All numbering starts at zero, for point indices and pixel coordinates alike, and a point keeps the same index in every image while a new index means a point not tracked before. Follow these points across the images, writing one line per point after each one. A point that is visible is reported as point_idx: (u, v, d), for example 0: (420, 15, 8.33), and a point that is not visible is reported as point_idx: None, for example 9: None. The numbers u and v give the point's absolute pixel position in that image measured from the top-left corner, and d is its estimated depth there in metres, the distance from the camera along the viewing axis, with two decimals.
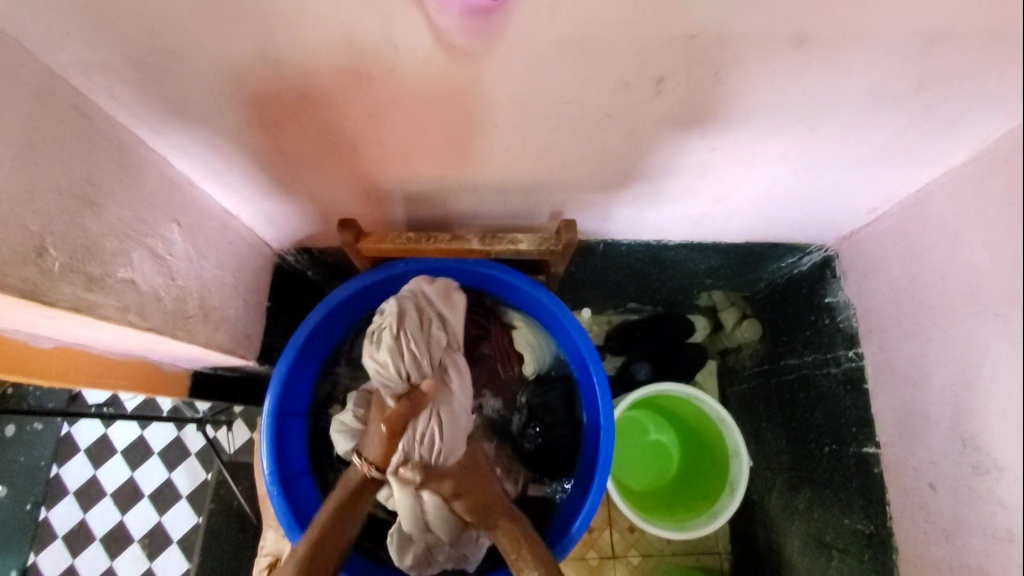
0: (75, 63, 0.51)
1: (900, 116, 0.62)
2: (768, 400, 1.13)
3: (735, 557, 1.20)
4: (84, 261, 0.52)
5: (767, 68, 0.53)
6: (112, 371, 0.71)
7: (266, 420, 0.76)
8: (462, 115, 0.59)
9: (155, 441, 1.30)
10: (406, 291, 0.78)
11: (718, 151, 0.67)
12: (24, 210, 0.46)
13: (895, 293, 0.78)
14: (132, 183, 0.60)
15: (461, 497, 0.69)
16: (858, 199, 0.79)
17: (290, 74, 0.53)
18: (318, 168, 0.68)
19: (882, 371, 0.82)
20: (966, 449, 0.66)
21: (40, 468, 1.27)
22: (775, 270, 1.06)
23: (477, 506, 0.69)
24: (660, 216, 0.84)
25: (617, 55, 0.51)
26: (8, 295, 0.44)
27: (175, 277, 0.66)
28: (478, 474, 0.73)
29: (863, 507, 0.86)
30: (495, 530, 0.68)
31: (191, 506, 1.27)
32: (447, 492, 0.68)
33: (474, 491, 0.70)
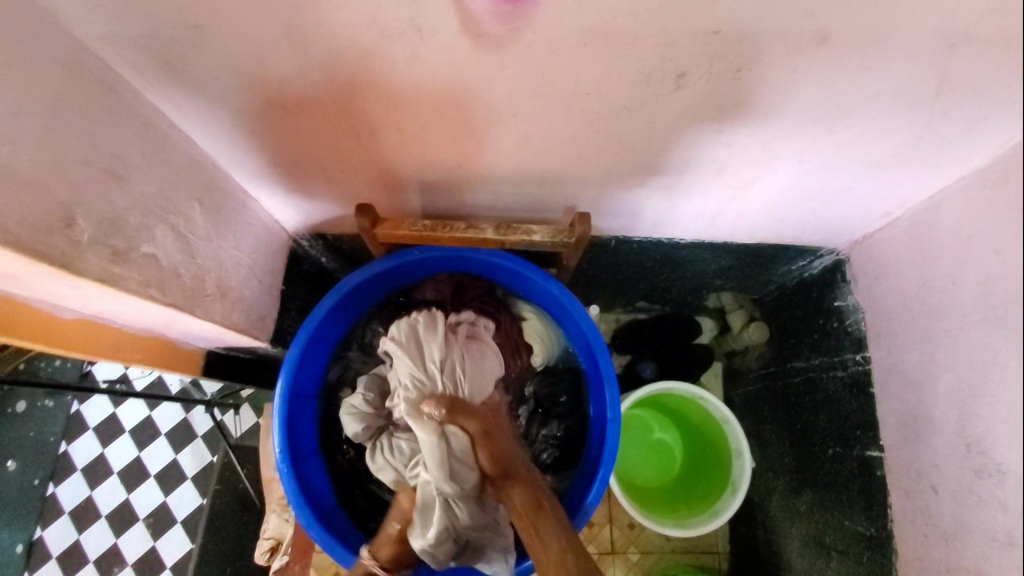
0: (108, 39, 0.52)
1: (918, 119, 0.62)
2: (773, 402, 1.13)
3: (735, 557, 1.20)
4: (109, 233, 0.54)
5: (786, 65, 0.54)
6: (128, 345, 0.72)
7: (277, 400, 0.77)
8: (483, 104, 0.60)
9: (162, 421, 1.32)
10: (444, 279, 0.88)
11: (733, 149, 0.68)
12: (55, 180, 0.47)
13: (905, 297, 0.78)
14: (158, 160, 0.61)
15: (488, 440, 0.75)
16: (870, 203, 0.80)
17: (318, 58, 0.54)
18: (339, 153, 0.70)
19: (888, 375, 0.82)
20: (970, 453, 0.67)
21: (49, 444, 1.28)
22: (785, 273, 1.07)
23: (500, 453, 0.74)
24: (674, 213, 0.85)
25: (639, 48, 0.52)
26: (38, 262, 0.46)
27: (194, 254, 0.67)
28: (504, 426, 0.79)
29: (864, 510, 0.86)
30: (512, 486, 0.73)
31: (195, 488, 1.28)
32: (477, 428, 0.75)
33: (498, 439, 0.76)
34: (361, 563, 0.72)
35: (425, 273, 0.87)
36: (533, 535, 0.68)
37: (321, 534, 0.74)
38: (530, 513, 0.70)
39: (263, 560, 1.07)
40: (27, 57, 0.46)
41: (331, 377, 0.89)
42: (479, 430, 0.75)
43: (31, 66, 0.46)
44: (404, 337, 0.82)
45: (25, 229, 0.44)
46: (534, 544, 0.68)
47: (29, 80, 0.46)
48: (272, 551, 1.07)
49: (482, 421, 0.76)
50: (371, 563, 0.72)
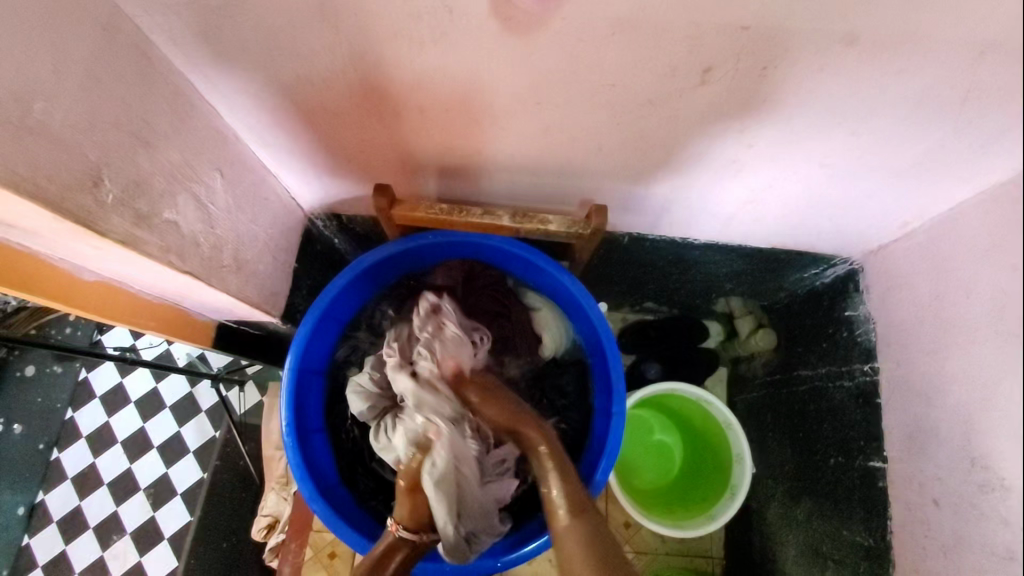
0: (143, 5, 0.53)
1: (943, 128, 0.62)
2: (776, 409, 1.13)
3: (729, 562, 1.20)
4: (134, 196, 0.54)
5: (815, 64, 0.54)
6: (143, 312, 0.73)
7: (285, 375, 0.77)
8: (508, 90, 0.60)
9: (168, 394, 1.34)
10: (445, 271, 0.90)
11: (754, 150, 0.68)
12: (86, 139, 0.48)
13: (918, 309, 0.78)
14: (184, 128, 0.62)
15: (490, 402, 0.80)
16: (888, 211, 0.80)
17: (348, 33, 0.54)
18: (360, 131, 0.70)
19: (896, 386, 0.82)
20: (974, 468, 0.66)
21: (56, 410, 1.30)
22: (797, 280, 1.06)
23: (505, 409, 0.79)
24: (691, 213, 0.85)
25: (668, 39, 0.52)
26: (65, 218, 0.46)
27: (214, 225, 0.68)
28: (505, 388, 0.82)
29: (863, 520, 0.86)
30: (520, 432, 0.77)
31: (197, 461, 1.30)
32: (477, 395, 0.80)
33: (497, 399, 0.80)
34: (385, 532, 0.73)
35: (438, 259, 0.88)
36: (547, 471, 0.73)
37: (324, 508, 0.74)
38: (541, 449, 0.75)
39: (260, 535, 1.08)
40: (66, 15, 0.46)
41: (339, 357, 0.89)
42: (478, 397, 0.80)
43: (68, 25, 0.47)
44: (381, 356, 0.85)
45: (55, 186, 0.45)
46: (547, 483, 0.73)
47: (67, 39, 0.46)
48: (269, 528, 1.09)
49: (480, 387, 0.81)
50: (394, 529, 0.72)
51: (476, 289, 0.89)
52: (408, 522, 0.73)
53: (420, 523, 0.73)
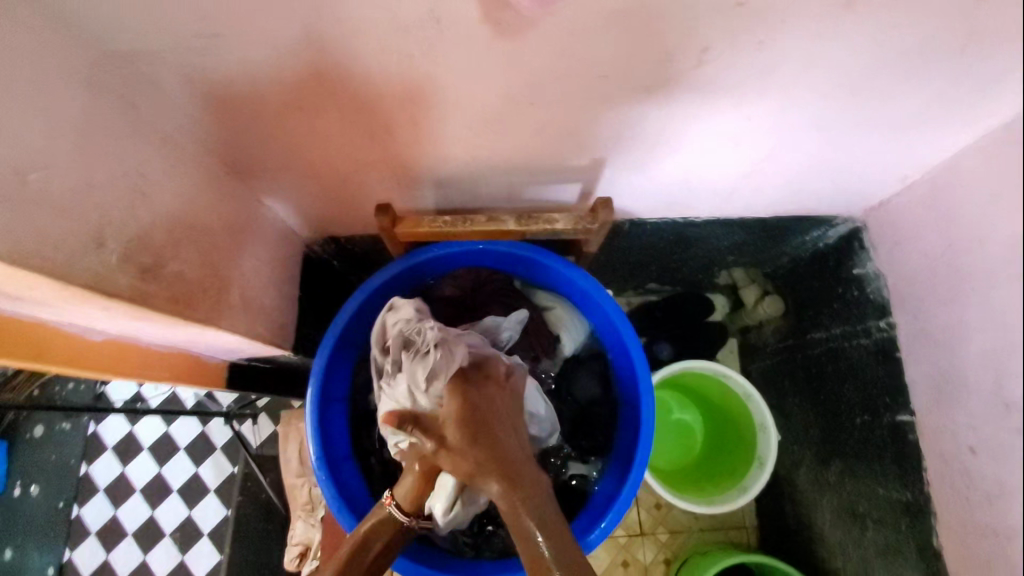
0: (124, 51, 0.51)
1: (939, 78, 0.61)
2: (793, 373, 1.14)
3: (763, 531, 1.21)
4: (138, 251, 0.53)
5: (811, 31, 0.53)
6: (156, 363, 0.71)
7: (309, 408, 0.76)
8: (502, 94, 0.59)
9: (180, 437, 1.31)
10: (400, 306, 0.78)
11: (751, 123, 0.67)
12: (83, 200, 0.46)
13: (928, 261, 0.78)
14: (176, 173, 0.60)
15: (449, 451, 0.66)
16: (887, 168, 0.80)
17: (335, 54, 0.53)
18: (353, 153, 0.68)
19: (915, 340, 0.82)
20: (1010, 412, 0.65)
21: (71, 466, 1.30)
22: (799, 245, 1.07)
23: (462, 462, 0.64)
24: (688, 192, 0.84)
25: (663, 24, 0.51)
26: (74, 285, 0.45)
27: (217, 266, 0.66)
28: (477, 416, 0.67)
29: (899, 475, 0.86)
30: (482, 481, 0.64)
31: (219, 499, 1.28)
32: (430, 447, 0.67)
33: (459, 449, 0.65)
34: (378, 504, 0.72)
35: (443, 271, 0.87)
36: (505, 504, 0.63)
37: None
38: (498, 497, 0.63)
39: (293, 566, 1.06)
40: (48, 74, 0.44)
41: (359, 380, 0.88)
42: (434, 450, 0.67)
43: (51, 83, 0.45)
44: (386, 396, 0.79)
45: (59, 253, 0.43)
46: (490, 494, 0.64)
47: (55, 100, 0.45)
48: (301, 557, 1.07)
49: (438, 437, 0.67)
50: (388, 503, 0.71)
51: (485, 298, 0.87)
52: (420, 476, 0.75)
53: (416, 508, 0.72)
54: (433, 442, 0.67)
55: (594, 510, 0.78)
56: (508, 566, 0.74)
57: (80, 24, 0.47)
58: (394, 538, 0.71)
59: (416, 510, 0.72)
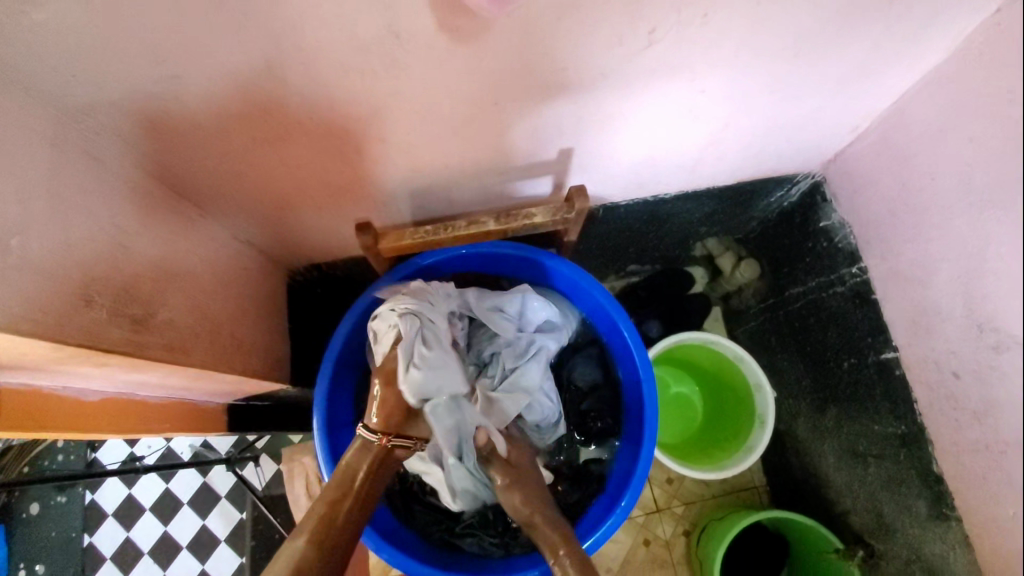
0: (84, 106, 0.51)
1: (873, 28, 0.65)
2: (778, 331, 1.17)
3: (773, 487, 1.24)
4: (126, 303, 0.52)
5: (751, 1, 0.56)
6: (157, 415, 0.70)
7: (317, 435, 0.77)
8: (466, 98, 0.60)
9: (182, 491, 1.29)
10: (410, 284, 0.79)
11: (707, 94, 0.70)
12: (64, 259, 0.46)
13: (888, 203, 0.82)
14: (151, 220, 0.60)
15: (521, 486, 0.75)
16: (837, 121, 0.84)
17: (297, 81, 0.53)
18: (326, 177, 0.69)
19: (886, 279, 0.86)
20: (983, 332, 0.69)
21: (73, 539, 1.26)
22: (765, 207, 1.11)
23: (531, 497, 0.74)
24: (656, 170, 0.87)
25: (611, 11, 0.53)
26: (69, 345, 0.44)
27: (204, 308, 0.65)
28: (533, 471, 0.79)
29: (891, 410, 0.90)
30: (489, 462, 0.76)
31: (231, 548, 1.25)
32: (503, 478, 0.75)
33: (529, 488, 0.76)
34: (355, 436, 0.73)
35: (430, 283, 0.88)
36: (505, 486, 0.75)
37: (392, 553, 0.74)
38: (504, 471, 0.76)
39: None
40: (12, 140, 0.44)
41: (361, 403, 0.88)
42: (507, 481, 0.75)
43: (17, 148, 0.44)
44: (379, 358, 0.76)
45: (49, 315, 0.43)
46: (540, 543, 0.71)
47: (22, 164, 0.44)
48: None
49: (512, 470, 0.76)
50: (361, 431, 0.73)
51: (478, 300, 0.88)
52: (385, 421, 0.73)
53: (386, 426, 0.72)
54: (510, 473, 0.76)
55: (610, 490, 0.80)
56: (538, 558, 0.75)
57: (35, 85, 0.47)
58: (378, 464, 0.71)
59: (386, 425, 0.72)
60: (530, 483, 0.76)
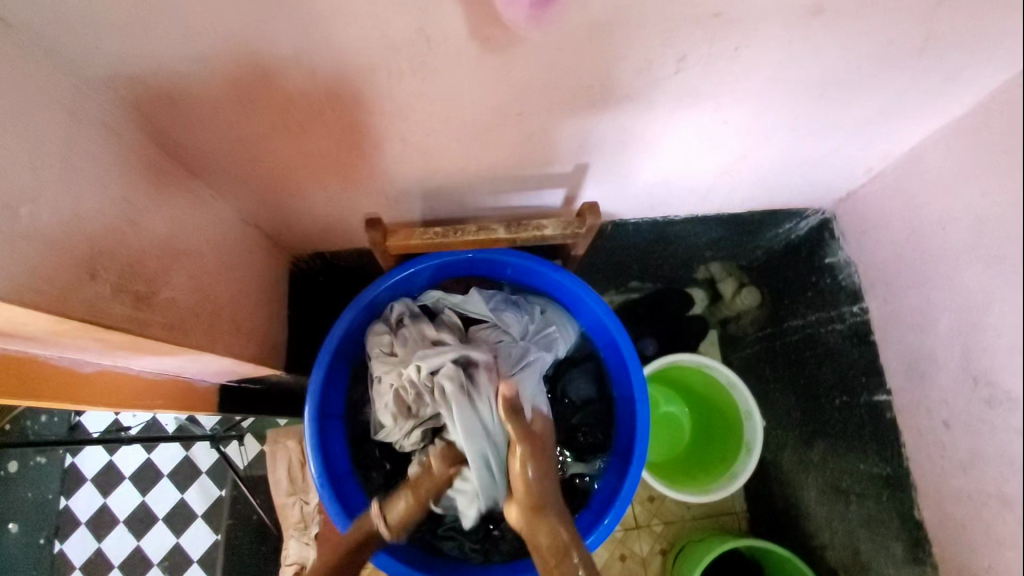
0: (107, 78, 0.50)
1: (900, 76, 0.65)
2: (773, 361, 1.18)
3: (753, 515, 1.25)
4: (131, 279, 0.52)
5: (783, 39, 0.56)
6: (149, 391, 0.70)
7: (308, 425, 0.76)
8: (490, 107, 0.60)
9: (163, 464, 1.28)
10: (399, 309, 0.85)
11: (728, 124, 0.70)
12: (73, 231, 0.46)
13: (896, 248, 0.82)
14: (162, 197, 0.59)
15: (534, 459, 0.70)
16: (852, 162, 0.84)
17: (324, 75, 0.53)
18: (341, 170, 0.69)
19: (887, 323, 0.86)
20: (977, 385, 0.70)
21: (48, 501, 1.26)
22: (772, 237, 1.11)
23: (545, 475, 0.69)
24: (670, 193, 0.87)
25: (644, 36, 0.53)
26: (70, 318, 0.44)
27: (207, 289, 0.65)
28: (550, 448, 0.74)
29: (878, 451, 0.90)
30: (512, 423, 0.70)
31: (207, 525, 1.25)
32: (520, 447, 0.70)
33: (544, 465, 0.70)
34: (368, 515, 0.72)
35: (432, 281, 0.87)
36: (521, 457, 0.69)
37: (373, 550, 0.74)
38: (521, 437, 0.70)
39: None
40: (31, 107, 0.44)
41: (353, 396, 0.88)
42: (524, 449, 0.70)
43: (36, 115, 0.44)
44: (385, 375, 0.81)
45: (53, 286, 0.43)
46: (544, 528, 0.65)
47: (38, 132, 0.44)
48: None
49: (528, 439, 0.70)
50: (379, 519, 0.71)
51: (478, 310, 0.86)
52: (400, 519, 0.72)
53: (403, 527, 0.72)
54: (525, 439, 0.70)
55: (595, 507, 0.80)
56: (517, 567, 0.76)
57: (58, 53, 0.47)
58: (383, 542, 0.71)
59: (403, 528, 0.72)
60: (546, 467, 0.70)
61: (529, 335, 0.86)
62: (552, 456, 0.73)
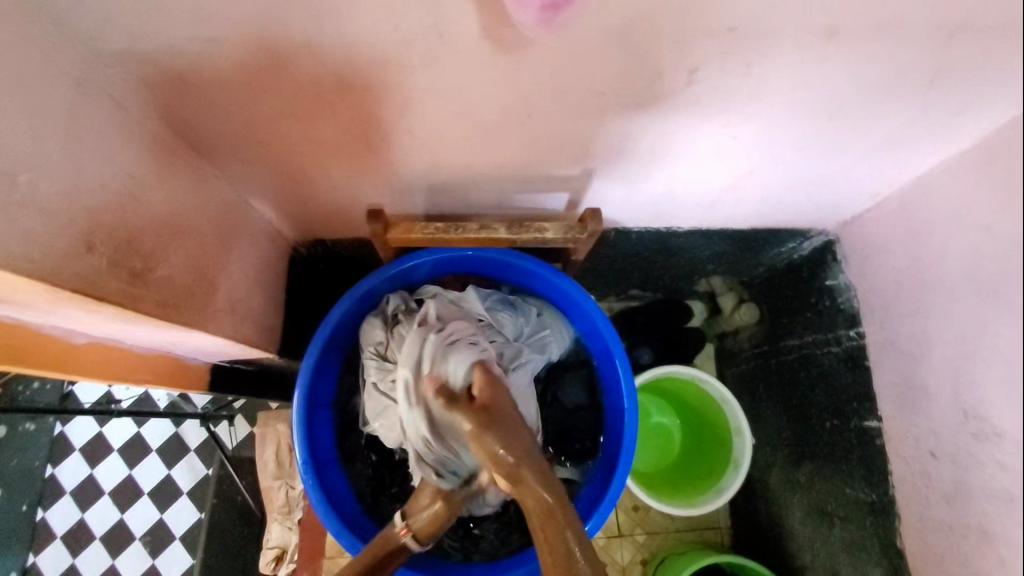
0: (116, 51, 0.50)
1: (911, 104, 0.65)
2: (767, 379, 1.18)
3: (736, 531, 1.25)
4: (127, 254, 0.52)
5: (796, 59, 0.56)
6: (138, 365, 0.70)
7: (296, 412, 0.76)
8: (497, 107, 0.60)
9: (153, 438, 1.29)
10: (399, 297, 0.85)
11: (737, 140, 0.70)
12: (72, 202, 0.46)
13: (896, 275, 0.82)
14: (165, 174, 0.59)
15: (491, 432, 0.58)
16: (858, 186, 0.84)
17: (334, 64, 0.53)
18: (346, 159, 0.69)
19: (882, 349, 0.86)
20: (968, 418, 0.70)
21: (34, 468, 1.22)
22: (775, 255, 1.10)
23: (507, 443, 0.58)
24: (674, 204, 0.87)
25: (656, 46, 0.53)
26: (63, 289, 0.44)
27: (204, 268, 0.65)
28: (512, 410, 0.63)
29: (865, 477, 0.90)
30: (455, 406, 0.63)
31: (192, 502, 1.27)
32: (468, 423, 0.60)
33: (506, 431, 0.59)
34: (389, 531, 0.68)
35: (432, 276, 0.87)
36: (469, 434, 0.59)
37: (352, 540, 0.74)
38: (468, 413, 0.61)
39: (270, 569, 1.06)
40: (38, 76, 0.44)
41: (343, 385, 0.88)
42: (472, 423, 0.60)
43: (42, 85, 0.44)
44: (379, 373, 0.82)
45: (49, 257, 0.43)
46: (525, 494, 0.56)
47: (43, 101, 0.44)
48: (277, 560, 1.07)
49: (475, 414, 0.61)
50: (402, 533, 0.67)
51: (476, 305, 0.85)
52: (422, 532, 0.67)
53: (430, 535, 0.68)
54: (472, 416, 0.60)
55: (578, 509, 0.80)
56: (496, 568, 0.76)
57: (68, 23, 0.47)
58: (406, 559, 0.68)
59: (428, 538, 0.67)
60: (506, 433, 0.59)
61: (523, 337, 0.86)
62: (514, 418, 0.62)
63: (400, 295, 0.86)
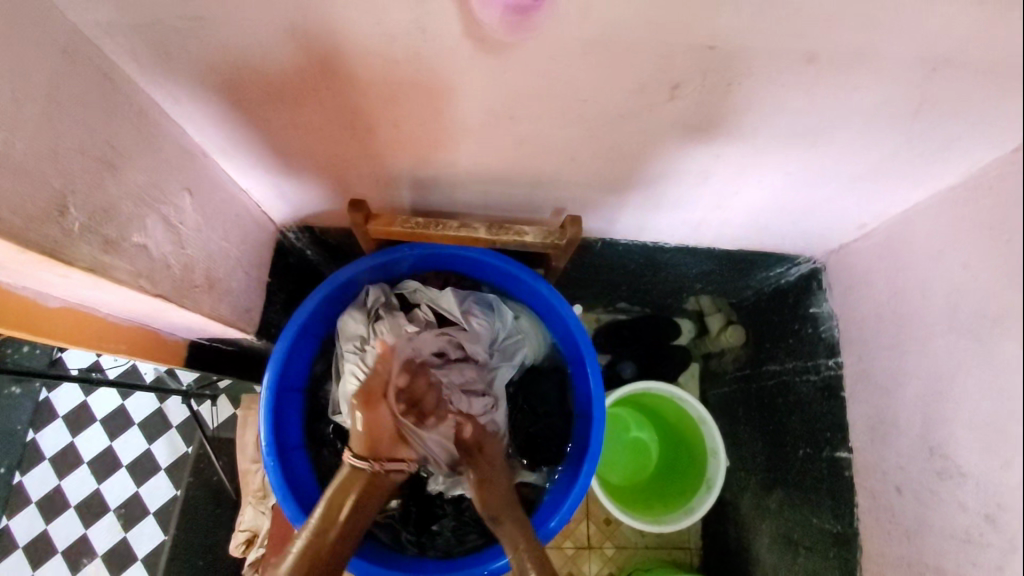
0: (107, 24, 0.52)
1: (893, 137, 0.65)
2: (747, 402, 1.17)
3: (705, 552, 1.24)
4: (102, 222, 0.53)
5: (778, 82, 0.56)
6: (113, 334, 0.71)
7: (264, 393, 0.77)
8: (481, 107, 0.61)
9: (135, 412, 1.29)
10: (374, 292, 0.85)
11: (721, 160, 0.70)
12: (49, 165, 0.47)
13: (876, 307, 0.82)
14: (150, 148, 0.60)
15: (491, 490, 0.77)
16: (845, 216, 0.84)
17: (320, 52, 0.54)
18: (332, 146, 0.69)
19: (858, 380, 0.86)
20: (933, 456, 0.70)
21: (16, 433, 1.26)
22: (763, 279, 1.10)
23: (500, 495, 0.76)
24: (660, 219, 0.87)
25: (639, 58, 0.53)
26: (31, 251, 0.45)
27: (184, 245, 0.66)
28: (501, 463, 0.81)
29: (831, 508, 0.89)
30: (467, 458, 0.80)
31: (169, 479, 1.26)
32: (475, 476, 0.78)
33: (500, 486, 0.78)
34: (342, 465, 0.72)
35: (413, 271, 0.88)
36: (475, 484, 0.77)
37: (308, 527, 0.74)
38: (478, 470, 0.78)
39: (238, 551, 1.06)
40: (25, 42, 0.45)
41: (317, 372, 0.89)
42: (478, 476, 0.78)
43: (28, 50, 0.45)
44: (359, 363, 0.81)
45: (19, 216, 0.44)
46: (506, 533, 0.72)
47: (28, 66, 0.45)
48: (247, 544, 1.07)
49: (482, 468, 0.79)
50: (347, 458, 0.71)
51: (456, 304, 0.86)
52: (360, 449, 0.71)
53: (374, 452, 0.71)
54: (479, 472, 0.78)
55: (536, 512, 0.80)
56: (452, 566, 0.76)
57: None
58: (367, 490, 0.70)
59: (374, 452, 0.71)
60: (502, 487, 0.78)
61: (496, 343, 0.88)
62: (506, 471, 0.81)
63: (379, 287, 0.86)
